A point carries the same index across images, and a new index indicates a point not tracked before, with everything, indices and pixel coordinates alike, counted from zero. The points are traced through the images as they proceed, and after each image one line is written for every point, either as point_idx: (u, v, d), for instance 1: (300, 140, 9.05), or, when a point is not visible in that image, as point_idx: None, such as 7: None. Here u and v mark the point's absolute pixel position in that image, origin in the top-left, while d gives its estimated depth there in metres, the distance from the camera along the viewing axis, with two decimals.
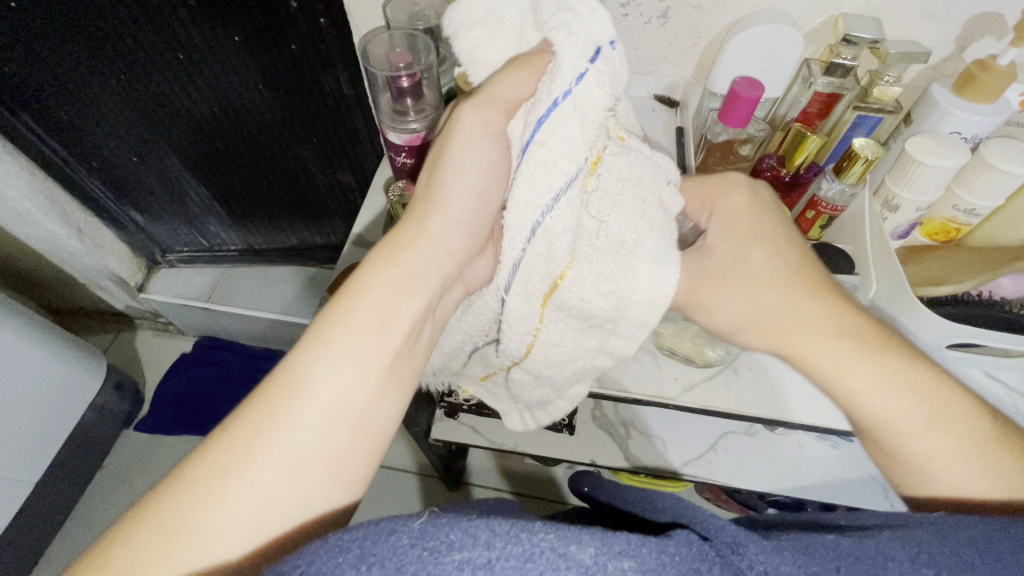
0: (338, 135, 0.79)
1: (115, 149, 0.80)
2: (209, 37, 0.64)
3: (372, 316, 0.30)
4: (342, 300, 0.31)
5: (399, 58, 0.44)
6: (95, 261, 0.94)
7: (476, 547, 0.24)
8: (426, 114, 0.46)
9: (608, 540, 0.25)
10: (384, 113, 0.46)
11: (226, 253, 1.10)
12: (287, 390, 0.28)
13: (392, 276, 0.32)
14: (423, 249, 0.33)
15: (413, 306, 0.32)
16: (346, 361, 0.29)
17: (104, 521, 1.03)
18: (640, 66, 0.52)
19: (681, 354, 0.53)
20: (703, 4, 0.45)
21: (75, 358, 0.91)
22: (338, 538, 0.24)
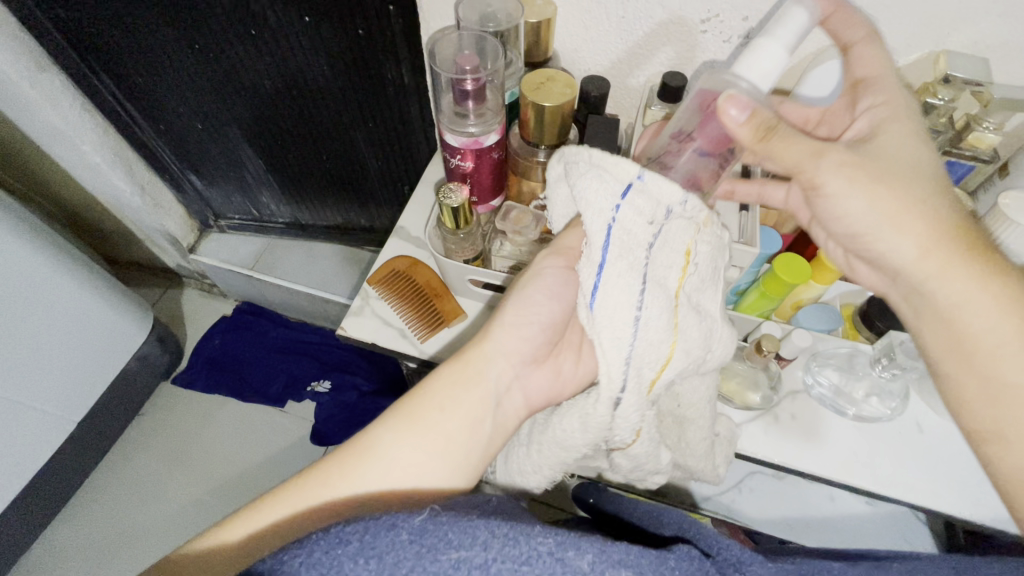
0: (392, 123, 0.79)
1: (181, 115, 0.83)
2: (280, 18, 0.65)
3: (434, 403, 0.41)
4: (419, 386, 0.42)
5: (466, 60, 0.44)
6: (154, 219, 1.00)
7: (475, 547, 0.27)
8: (486, 119, 0.45)
9: (606, 550, 0.28)
10: (443, 114, 0.46)
11: (274, 224, 1.10)
12: (363, 451, 0.38)
13: (457, 370, 0.42)
14: (483, 354, 0.43)
15: (465, 398, 0.41)
16: (406, 435, 0.39)
17: (135, 465, 1.09)
18: None
19: (720, 393, 0.51)
20: None
21: (128, 309, 0.96)
22: (339, 530, 0.28)
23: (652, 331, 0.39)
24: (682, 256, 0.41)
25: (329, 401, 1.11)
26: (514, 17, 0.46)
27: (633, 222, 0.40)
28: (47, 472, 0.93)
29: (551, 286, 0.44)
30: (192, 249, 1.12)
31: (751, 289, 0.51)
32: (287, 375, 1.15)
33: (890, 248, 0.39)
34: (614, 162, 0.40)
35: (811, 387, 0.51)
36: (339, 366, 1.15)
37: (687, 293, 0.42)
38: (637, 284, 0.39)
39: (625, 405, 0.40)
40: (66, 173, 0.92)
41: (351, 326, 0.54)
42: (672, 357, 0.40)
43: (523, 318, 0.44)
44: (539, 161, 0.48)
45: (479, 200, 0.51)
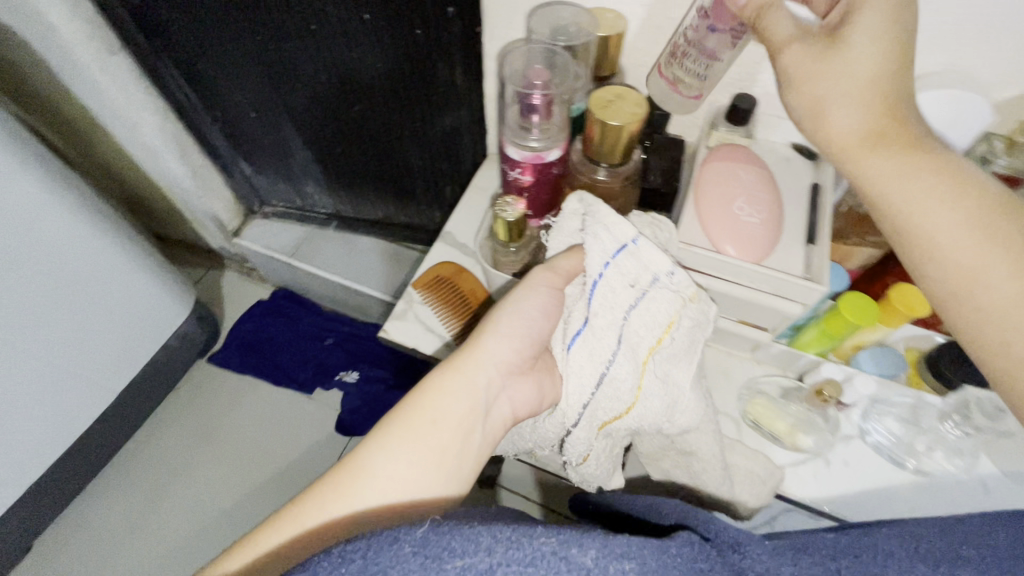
0: (441, 125, 0.80)
1: (236, 103, 0.86)
2: (341, 16, 0.66)
3: (428, 415, 0.40)
4: (407, 402, 0.41)
5: (537, 74, 0.44)
6: (203, 202, 1.04)
7: (478, 552, 0.28)
8: (550, 135, 0.45)
9: (607, 545, 0.30)
10: (508, 126, 0.46)
11: (316, 215, 1.12)
12: (359, 470, 0.37)
13: (446, 379, 0.42)
14: (472, 364, 0.43)
15: (456, 408, 0.41)
16: (402, 449, 0.38)
17: (166, 438, 1.13)
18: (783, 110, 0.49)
19: (769, 434, 0.53)
20: None
21: (173, 287, 1.00)
22: (343, 549, 0.28)
23: (616, 385, 0.45)
24: (661, 328, 0.44)
25: (356, 391, 1.13)
26: (588, 32, 0.46)
27: (618, 288, 0.44)
28: (89, 437, 0.98)
29: (542, 308, 0.45)
30: (237, 233, 1.16)
31: (810, 325, 0.51)
32: (317, 363, 1.18)
33: (842, 125, 0.38)
34: (614, 222, 0.43)
35: (867, 433, 0.52)
36: (367, 358, 1.17)
37: (655, 361, 0.46)
38: (612, 344, 0.44)
39: (577, 436, 0.47)
40: (125, 153, 0.96)
41: (393, 329, 0.54)
42: (628, 412, 0.46)
43: (512, 331, 0.45)
44: (598, 176, 0.46)
45: (534, 214, 0.51)
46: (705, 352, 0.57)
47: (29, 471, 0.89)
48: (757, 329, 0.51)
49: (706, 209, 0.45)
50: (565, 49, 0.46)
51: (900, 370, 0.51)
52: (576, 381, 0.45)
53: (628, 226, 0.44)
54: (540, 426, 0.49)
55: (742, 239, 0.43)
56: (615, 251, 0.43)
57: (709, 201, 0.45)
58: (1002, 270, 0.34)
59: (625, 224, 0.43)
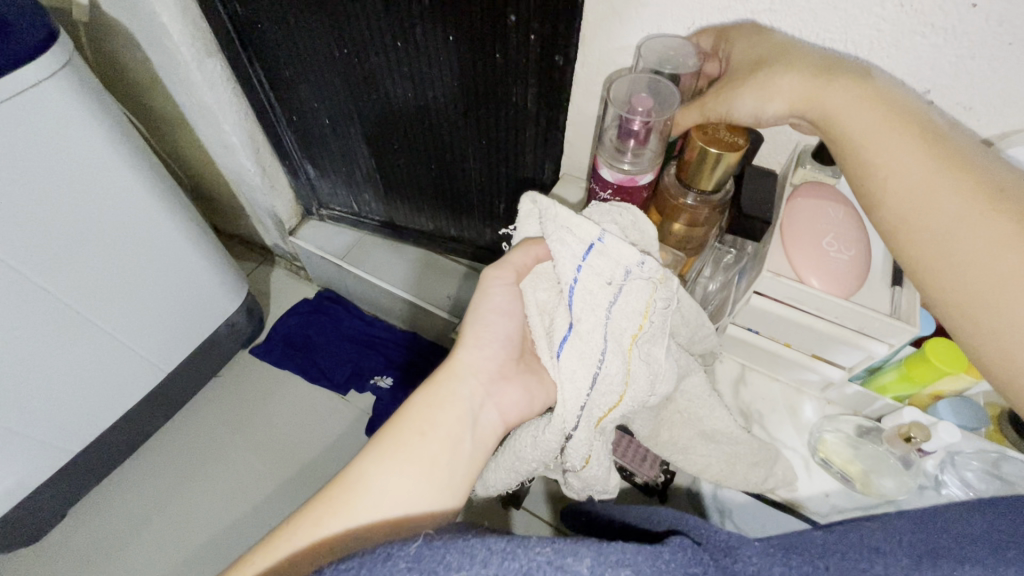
0: (504, 145, 0.82)
1: (313, 110, 0.91)
2: (427, 36, 0.70)
3: (416, 427, 0.46)
4: (394, 422, 0.46)
5: (638, 101, 0.47)
6: (266, 199, 1.09)
7: (475, 562, 0.28)
8: (643, 160, 0.50)
9: (603, 553, 0.29)
10: (605, 148, 0.51)
11: (368, 222, 1.16)
12: (354, 485, 0.42)
13: (430, 394, 0.48)
14: (452, 379, 0.49)
15: (442, 417, 0.47)
16: (396, 462, 0.44)
17: (202, 424, 1.16)
18: None
19: (862, 483, 0.52)
20: (976, 106, 0.43)
21: (229, 276, 1.04)
22: (336, 565, 0.28)
23: (608, 382, 0.45)
24: (640, 316, 0.46)
25: (388, 396, 1.15)
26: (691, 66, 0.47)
27: (586, 287, 0.45)
28: (134, 413, 1.01)
29: (507, 321, 0.52)
30: (292, 232, 1.20)
31: (890, 368, 0.52)
32: (354, 365, 1.20)
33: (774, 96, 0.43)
34: (578, 225, 0.45)
35: (942, 484, 0.52)
36: (402, 365, 1.19)
37: (639, 346, 0.47)
38: (600, 343, 0.45)
39: (577, 438, 0.47)
40: (203, 148, 1.02)
41: None
42: (619, 403, 0.47)
43: (485, 344, 0.51)
44: (687, 201, 0.50)
45: None
46: (761, 393, 0.57)
47: (77, 439, 0.92)
48: (834, 367, 0.51)
49: (794, 237, 0.45)
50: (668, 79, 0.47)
51: (982, 423, 0.51)
52: (570, 386, 0.45)
53: (590, 224, 0.45)
54: (540, 441, 0.49)
55: (827, 272, 0.44)
56: (580, 257, 0.45)
57: (797, 232, 0.46)
58: (971, 209, 0.36)
59: (587, 225, 0.45)
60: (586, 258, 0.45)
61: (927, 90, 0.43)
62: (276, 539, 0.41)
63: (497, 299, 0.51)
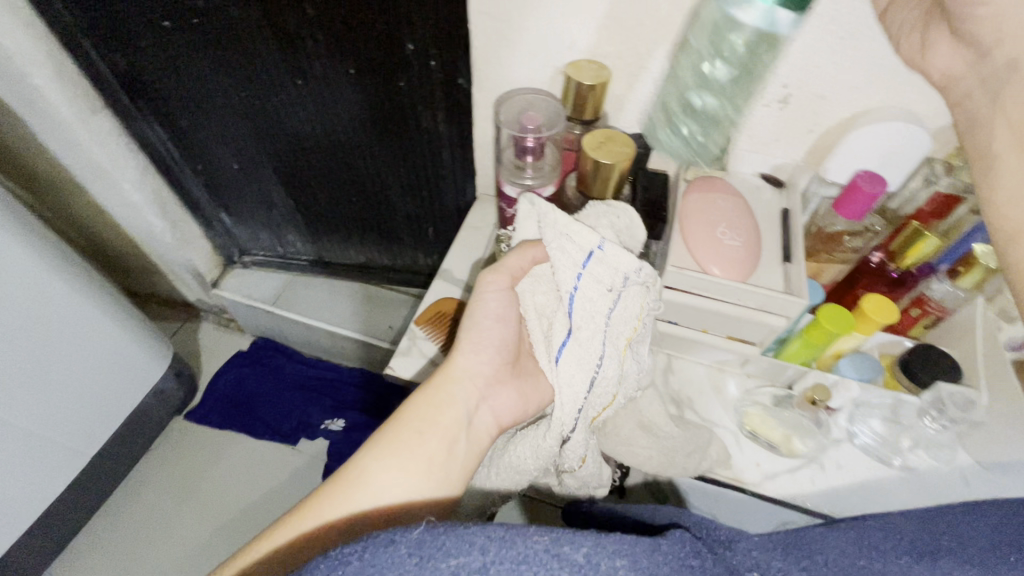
0: (424, 169, 0.83)
1: (221, 156, 0.87)
2: (328, 71, 0.70)
3: (414, 427, 0.44)
4: (392, 420, 0.45)
5: (529, 119, 0.49)
6: (181, 253, 1.03)
7: (472, 551, 0.27)
8: (542, 173, 0.52)
9: (600, 542, 0.28)
10: (505, 166, 0.53)
11: (296, 262, 1.13)
12: (354, 480, 0.41)
13: (428, 394, 0.47)
14: (449, 379, 0.48)
15: (439, 418, 0.45)
16: (396, 459, 0.42)
17: (140, 503, 1.07)
18: (752, 144, 0.54)
19: (785, 450, 0.56)
20: (829, 95, 0.47)
21: (151, 341, 0.97)
22: (340, 551, 0.27)
23: (603, 386, 0.47)
24: (636, 319, 0.47)
25: (342, 439, 1.11)
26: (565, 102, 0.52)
27: (579, 296, 0.45)
28: (56, 507, 0.92)
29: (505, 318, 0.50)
30: (215, 283, 1.14)
31: (793, 337, 0.56)
32: (301, 413, 1.15)
33: None
34: (578, 234, 0.45)
35: (855, 436, 0.56)
36: (354, 404, 1.15)
37: (632, 346, 0.48)
38: (598, 350, 0.45)
39: (575, 440, 0.47)
40: (101, 210, 0.96)
41: (396, 365, 0.54)
42: (612, 402, 0.49)
43: (482, 345, 0.50)
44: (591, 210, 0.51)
45: None
46: (694, 375, 0.61)
47: None
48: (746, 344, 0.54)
49: (693, 231, 0.49)
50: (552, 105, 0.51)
51: (878, 373, 0.56)
52: (568, 391, 0.46)
53: (591, 232, 0.45)
54: (541, 449, 0.48)
55: (725, 260, 0.48)
56: (580, 266, 0.45)
57: (696, 222, 0.49)
58: None
59: (587, 232, 0.45)
60: (586, 265, 0.45)
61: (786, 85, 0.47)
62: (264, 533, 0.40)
63: (493, 298, 0.50)
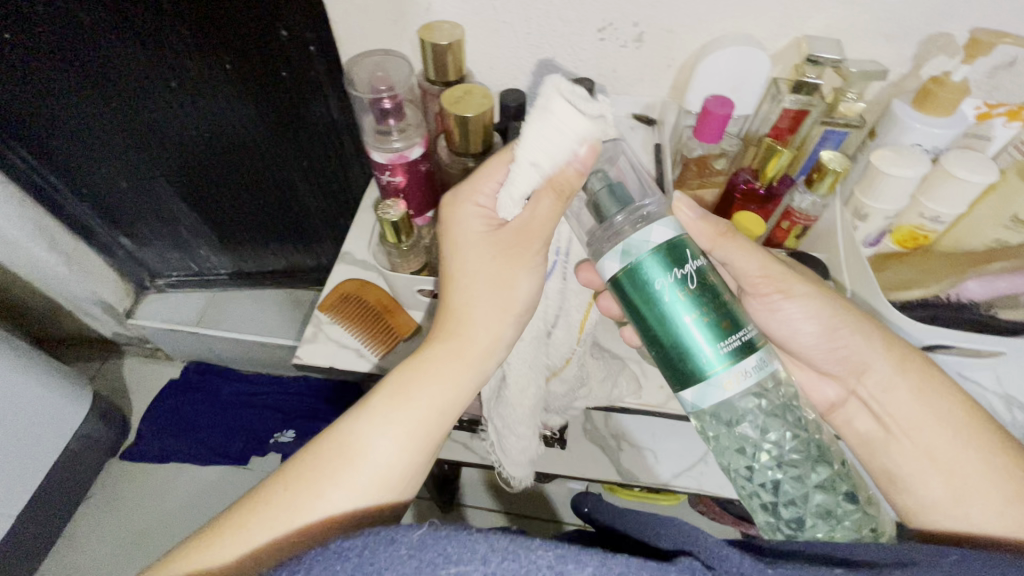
0: (328, 160, 0.80)
1: (107, 176, 0.81)
2: (203, 69, 0.66)
3: (435, 405, 0.38)
4: (414, 388, 0.38)
5: (381, 81, 0.44)
6: (83, 288, 0.96)
7: (474, 559, 0.25)
8: (409, 134, 0.44)
9: (606, 562, 0.25)
10: (366, 134, 0.45)
11: (215, 278, 1.07)
12: (349, 452, 0.35)
13: (456, 367, 0.39)
14: (478, 349, 0.40)
15: (464, 401, 0.39)
16: (398, 428, 0.36)
17: (88, 552, 1.02)
18: (617, 87, 0.49)
19: None
20: (676, 28, 0.43)
21: (66, 385, 0.90)
22: (339, 544, 0.26)
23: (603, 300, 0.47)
24: None
25: (294, 450, 1.07)
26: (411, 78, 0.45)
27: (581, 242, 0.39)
28: None
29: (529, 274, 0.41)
30: (129, 313, 1.08)
31: None
32: (247, 431, 1.11)
33: None
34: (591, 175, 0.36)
35: None
36: (302, 413, 1.11)
37: None
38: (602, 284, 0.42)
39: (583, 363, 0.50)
40: None
41: (306, 354, 0.50)
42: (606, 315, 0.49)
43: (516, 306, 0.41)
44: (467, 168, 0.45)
45: (416, 212, 0.49)
46: None
47: None
48: None
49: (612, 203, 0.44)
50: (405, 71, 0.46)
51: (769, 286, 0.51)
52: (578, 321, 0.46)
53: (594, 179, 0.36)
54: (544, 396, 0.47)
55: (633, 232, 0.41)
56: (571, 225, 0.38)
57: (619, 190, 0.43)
58: None
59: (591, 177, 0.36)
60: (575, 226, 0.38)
61: (636, 23, 0.43)
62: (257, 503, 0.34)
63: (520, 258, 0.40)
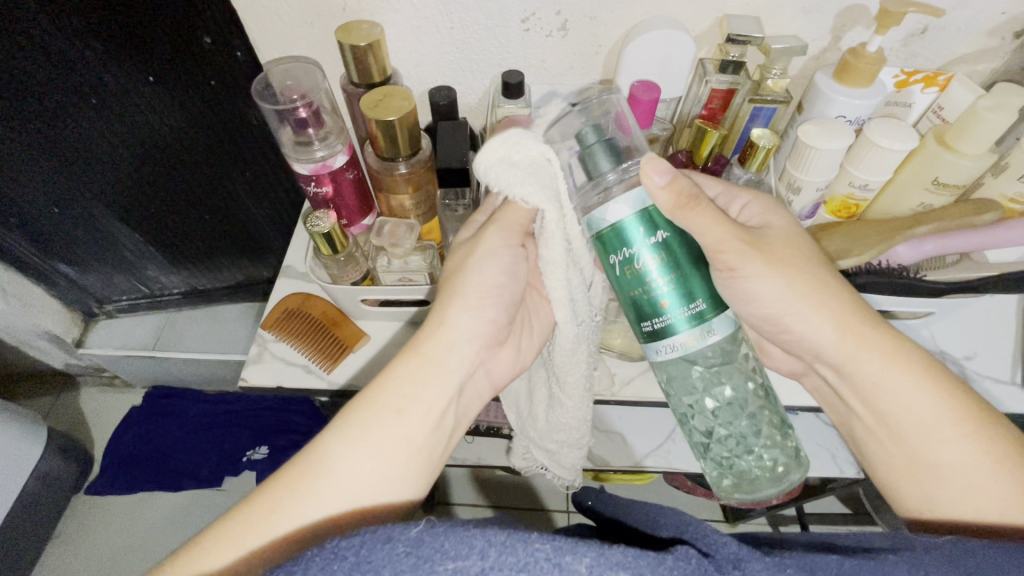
0: (269, 167, 0.78)
1: (33, 204, 0.75)
2: (123, 82, 0.62)
3: (391, 402, 0.36)
4: (371, 386, 0.37)
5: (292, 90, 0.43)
6: (24, 321, 0.91)
7: (471, 555, 0.25)
8: (330, 142, 0.43)
9: (605, 552, 0.25)
10: (286, 146, 0.43)
11: (167, 298, 1.02)
12: (316, 467, 0.34)
13: (414, 364, 0.38)
14: (439, 346, 0.39)
15: (426, 399, 0.37)
16: (358, 435, 0.35)
17: None
18: (548, 77, 0.49)
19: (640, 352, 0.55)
20: (598, 14, 0.43)
21: (18, 424, 0.86)
22: (334, 544, 0.25)
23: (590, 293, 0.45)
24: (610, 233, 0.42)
25: (269, 467, 1.05)
26: (322, 82, 0.44)
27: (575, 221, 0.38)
28: None
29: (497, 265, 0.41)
30: (79, 343, 1.03)
31: None
32: (217, 452, 1.08)
33: None
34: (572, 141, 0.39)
35: None
36: (273, 428, 1.09)
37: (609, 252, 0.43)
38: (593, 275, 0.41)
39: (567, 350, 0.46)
40: None
41: (251, 375, 0.49)
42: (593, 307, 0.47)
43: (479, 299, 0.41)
44: (398, 173, 0.44)
45: (349, 221, 0.48)
46: None
47: None
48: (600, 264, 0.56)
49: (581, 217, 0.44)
50: (317, 74, 0.44)
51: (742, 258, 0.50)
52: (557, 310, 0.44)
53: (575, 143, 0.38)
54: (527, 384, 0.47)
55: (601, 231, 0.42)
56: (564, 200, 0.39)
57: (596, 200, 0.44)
58: None
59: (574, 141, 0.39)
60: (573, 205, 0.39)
61: (558, 11, 0.43)
62: (217, 523, 0.33)
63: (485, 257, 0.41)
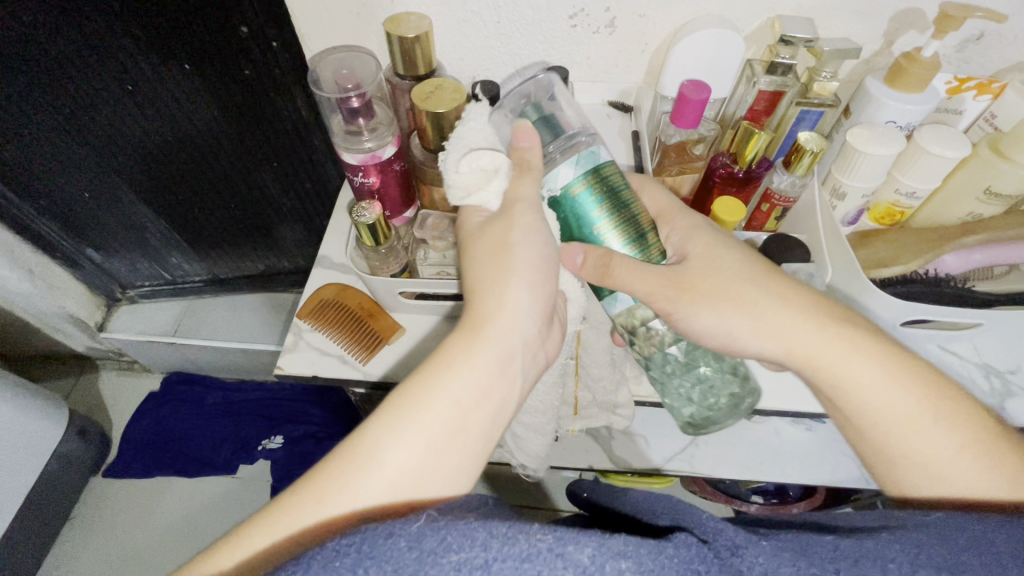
0: (297, 157, 0.78)
1: (67, 186, 0.76)
2: (159, 68, 0.62)
3: (443, 389, 0.34)
4: (422, 371, 0.34)
5: (346, 79, 0.43)
6: (49, 302, 0.92)
7: (474, 547, 0.24)
8: (380, 133, 0.43)
9: (605, 542, 0.25)
10: (336, 135, 0.43)
11: (189, 285, 1.04)
12: (361, 459, 0.32)
13: (469, 342, 0.36)
14: (498, 326, 0.36)
15: (481, 381, 0.35)
16: (410, 424, 0.32)
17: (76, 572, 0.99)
18: (591, 74, 0.49)
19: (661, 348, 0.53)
20: (647, 12, 0.43)
21: (41, 404, 0.87)
22: (337, 542, 0.24)
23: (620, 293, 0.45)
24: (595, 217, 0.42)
25: (283, 456, 1.05)
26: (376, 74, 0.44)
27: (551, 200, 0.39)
28: None
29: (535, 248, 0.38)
30: (102, 327, 1.04)
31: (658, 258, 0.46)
32: (234, 440, 1.09)
33: None
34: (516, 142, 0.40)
35: None
36: (288, 418, 1.10)
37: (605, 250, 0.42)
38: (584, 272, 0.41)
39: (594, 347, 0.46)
40: None
41: (286, 363, 0.49)
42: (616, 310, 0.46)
43: (531, 281, 0.38)
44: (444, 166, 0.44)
45: (392, 212, 0.49)
46: None
47: None
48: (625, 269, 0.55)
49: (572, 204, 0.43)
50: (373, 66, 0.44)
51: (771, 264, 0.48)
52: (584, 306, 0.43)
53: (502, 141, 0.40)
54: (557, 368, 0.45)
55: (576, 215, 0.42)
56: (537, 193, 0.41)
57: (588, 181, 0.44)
58: None
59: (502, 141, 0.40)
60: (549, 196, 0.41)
61: (607, 8, 0.43)
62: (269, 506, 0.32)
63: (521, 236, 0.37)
